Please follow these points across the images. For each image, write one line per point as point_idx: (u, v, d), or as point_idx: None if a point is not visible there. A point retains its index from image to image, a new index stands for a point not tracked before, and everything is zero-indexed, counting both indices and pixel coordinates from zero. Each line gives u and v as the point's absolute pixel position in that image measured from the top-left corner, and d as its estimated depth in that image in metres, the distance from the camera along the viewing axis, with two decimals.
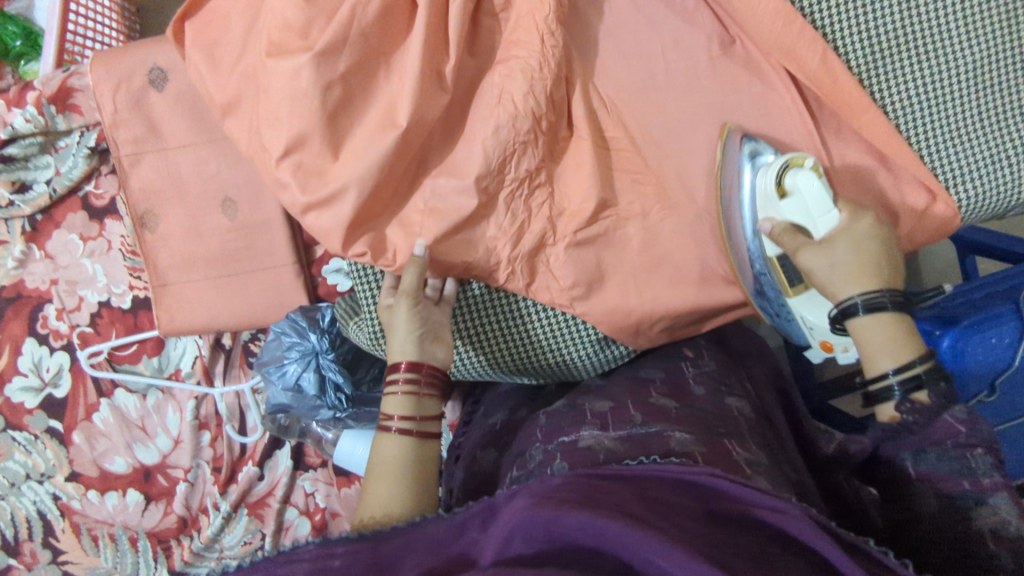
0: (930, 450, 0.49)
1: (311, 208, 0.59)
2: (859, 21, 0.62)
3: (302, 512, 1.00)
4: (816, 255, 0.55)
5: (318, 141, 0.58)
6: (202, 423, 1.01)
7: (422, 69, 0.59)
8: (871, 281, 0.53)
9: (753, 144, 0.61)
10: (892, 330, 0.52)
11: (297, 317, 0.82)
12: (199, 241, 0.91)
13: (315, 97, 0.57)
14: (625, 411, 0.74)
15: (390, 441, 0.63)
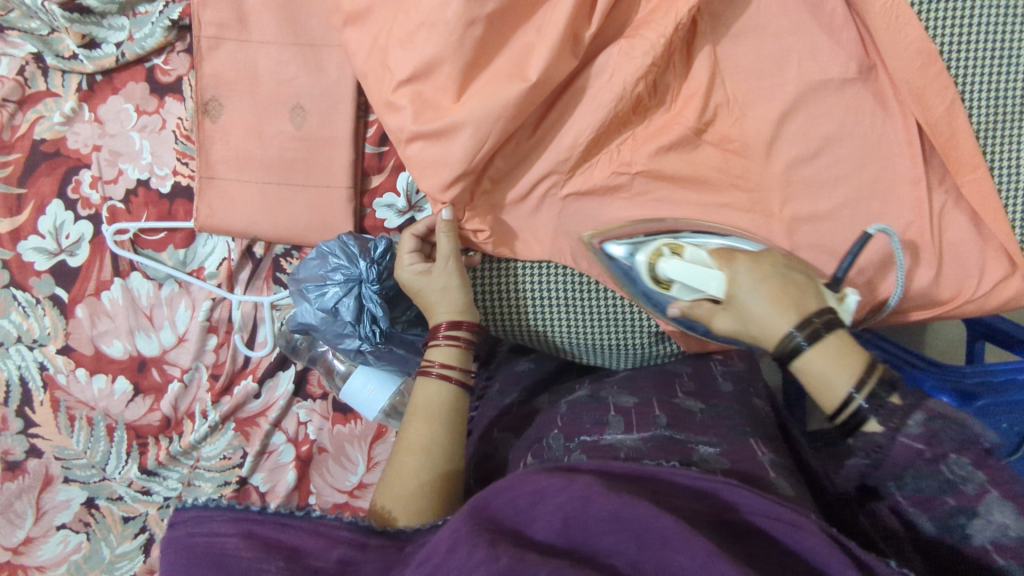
0: (909, 479, 0.54)
1: (419, 138, 0.57)
2: (992, 80, 0.64)
3: (289, 439, 0.99)
4: (729, 319, 0.58)
5: (446, 75, 0.56)
6: (212, 326, 0.97)
7: (566, 31, 0.56)
8: (786, 312, 0.54)
9: (614, 246, 0.64)
10: (830, 356, 0.52)
11: (349, 240, 0.79)
12: (259, 143, 0.88)
13: (457, 29, 0.54)
14: (649, 410, 0.72)
15: (431, 385, 0.65)
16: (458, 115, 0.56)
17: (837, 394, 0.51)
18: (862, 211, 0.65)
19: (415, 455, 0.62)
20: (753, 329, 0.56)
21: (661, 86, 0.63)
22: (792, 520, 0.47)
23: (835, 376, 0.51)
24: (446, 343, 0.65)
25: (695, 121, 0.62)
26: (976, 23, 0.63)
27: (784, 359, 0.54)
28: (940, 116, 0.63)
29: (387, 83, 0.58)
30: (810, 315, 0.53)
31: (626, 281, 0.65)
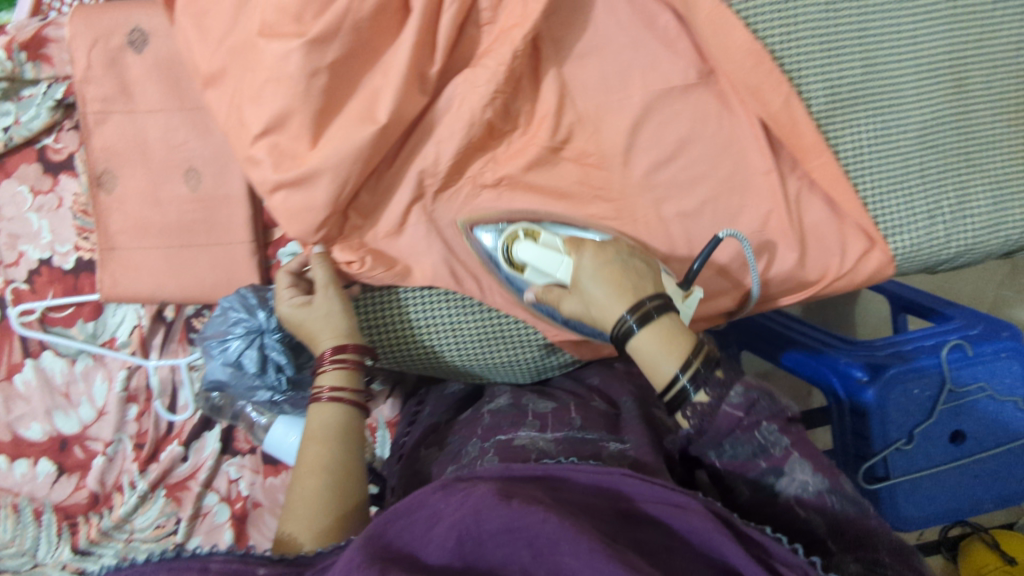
0: (726, 443, 0.54)
1: (281, 187, 0.60)
2: (824, 69, 0.65)
3: (222, 498, 0.99)
4: (574, 302, 0.62)
5: (298, 125, 0.59)
6: (130, 396, 0.97)
7: (409, 70, 0.59)
8: (631, 298, 0.59)
9: (478, 232, 0.66)
10: (664, 336, 0.57)
11: (246, 293, 0.81)
12: (157, 209, 0.90)
13: (300, 81, 0.57)
14: (565, 414, 0.73)
15: (321, 408, 0.67)
16: (315, 161, 0.59)
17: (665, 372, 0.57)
18: (722, 206, 0.68)
19: (316, 476, 0.63)
20: (593, 312, 0.61)
21: (514, 110, 0.65)
22: (680, 502, 0.49)
23: (664, 357, 0.57)
24: (334, 367, 0.67)
25: (548, 140, 0.66)
26: (800, 19, 0.64)
27: (620, 339, 0.59)
28: (783, 108, 0.65)
29: (245, 138, 0.61)
30: (642, 300, 0.58)
31: (485, 267, 0.67)
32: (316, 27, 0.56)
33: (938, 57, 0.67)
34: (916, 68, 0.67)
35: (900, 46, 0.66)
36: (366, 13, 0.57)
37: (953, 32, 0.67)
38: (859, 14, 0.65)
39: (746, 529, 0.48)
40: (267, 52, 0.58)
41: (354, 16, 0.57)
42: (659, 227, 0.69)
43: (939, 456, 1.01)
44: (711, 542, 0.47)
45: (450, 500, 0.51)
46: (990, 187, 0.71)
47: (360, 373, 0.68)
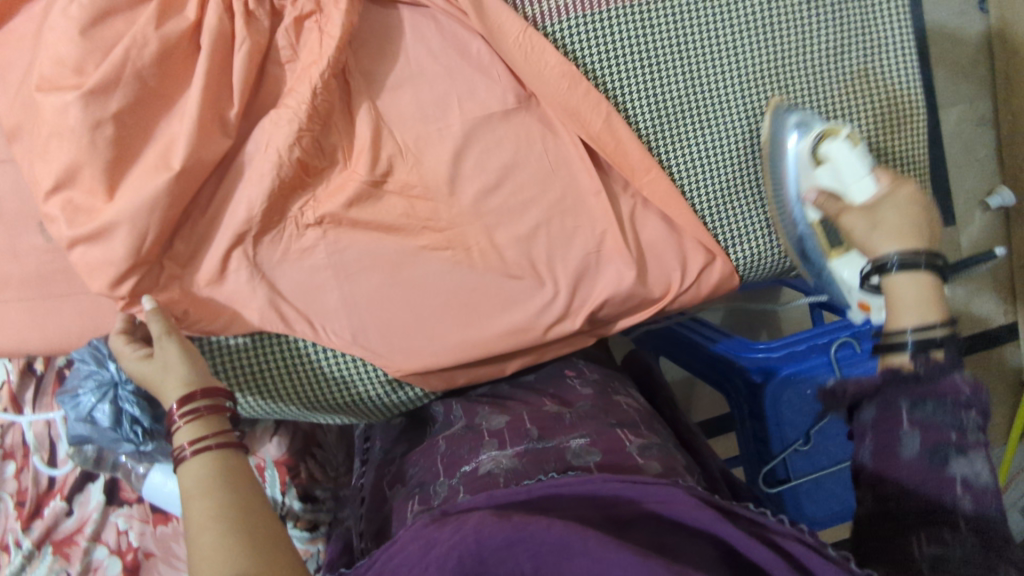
0: (949, 448, 0.54)
1: (80, 241, 0.60)
2: (646, 86, 0.69)
3: (112, 551, 0.95)
4: (859, 217, 0.66)
5: (91, 177, 0.59)
6: (7, 453, 0.95)
7: (202, 116, 0.61)
8: (911, 242, 0.63)
9: (800, 116, 0.71)
10: (921, 290, 0.62)
11: (98, 343, 0.78)
12: (14, 261, 0.87)
13: (84, 133, 0.58)
14: (520, 423, 0.75)
15: (190, 468, 0.57)
16: (111, 214, 0.59)
17: (881, 251, 0.64)
18: (557, 227, 0.68)
19: (213, 529, 0.52)
20: (875, 233, 0.65)
21: (327, 147, 0.65)
22: (666, 496, 0.52)
23: (905, 311, 0.62)
24: (187, 422, 0.58)
25: (366, 175, 0.65)
26: (612, 39, 0.68)
27: (876, 273, 0.64)
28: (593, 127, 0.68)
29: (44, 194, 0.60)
30: (918, 251, 0.62)
31: (777, 173, 0.72)
32: (99, 82, 0.58)
33: (754, 68, 0.71)
34: (733, 78, 0.71)
35: (715, 59, 0.70)
36: (147, 60, 0.60)
37: (768, 42, 0.71)
38: (672, 31, 0.69)
39: (734, 509, 0.52)
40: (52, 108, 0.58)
41: (137, 67, 0.60)
42: (493, 253, 0.68)
43: (827, 459, 1.01)
44: (709, 526, 0.50)
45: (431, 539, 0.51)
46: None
47: (225, 415, 0.60)
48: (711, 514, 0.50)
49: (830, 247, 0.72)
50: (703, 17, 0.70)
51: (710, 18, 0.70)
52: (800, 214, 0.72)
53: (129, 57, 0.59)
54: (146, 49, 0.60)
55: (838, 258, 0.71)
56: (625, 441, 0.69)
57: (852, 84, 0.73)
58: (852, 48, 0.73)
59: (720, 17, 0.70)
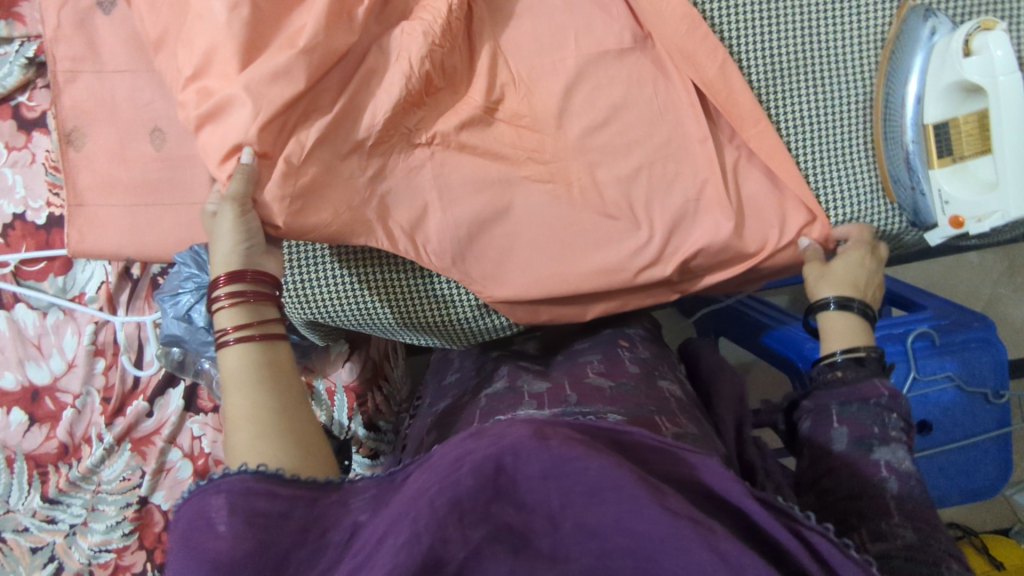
0: (853, 402, 0.65)
1: (203, 122, 0.60)
2: (762, 40, 0.69)
3: (185, 455, 1.01)
4: (824, 289, 0.70)
5: (225, 64, 0.60)
6: (98, 350, 1.00)
7: (335, 13, 0.62)
8: (846, 290, 0.69)
9: (934, 19, 0.65)
10: (849, 325, 0.69)
11: (199, 248, 0.82)
12: (123, 167, 0.92)
13: (224, 19, 0.60)
14: (561, 391, 0.75)
15: (231, 353, 0.59)
16: None
17: (820, 293, 0.70)
18: (659, 172, 0.69)
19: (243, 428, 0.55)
20: (827, 282, 0.70)
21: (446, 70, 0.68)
22: (698, 459, 0.45)
23: (827, 285, 0.70)
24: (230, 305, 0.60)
25: (481, 101, 0.69)
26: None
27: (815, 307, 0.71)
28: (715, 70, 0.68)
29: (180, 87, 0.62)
30: (852, 297, 0.69)
31: (903, 72, 0.67)
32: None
33: (878, 26, 0.69)
34: (853, 37, 0.69)
35: (835, 14, 0.69)
36: None
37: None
38: None
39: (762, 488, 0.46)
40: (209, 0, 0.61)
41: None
42: (594, 190, 0.70)
43: None
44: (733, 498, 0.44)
45: (451, 453, 0.44)
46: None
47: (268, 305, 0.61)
48: (741, 489, 0.43)
49: (935, 155, 0.66)
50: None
51: None
52: (913, 113, 0.66)
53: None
54: None
55: (941, 168, 0.65)
56: (659, 426, 0.66)
57: None
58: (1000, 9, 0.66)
59: None
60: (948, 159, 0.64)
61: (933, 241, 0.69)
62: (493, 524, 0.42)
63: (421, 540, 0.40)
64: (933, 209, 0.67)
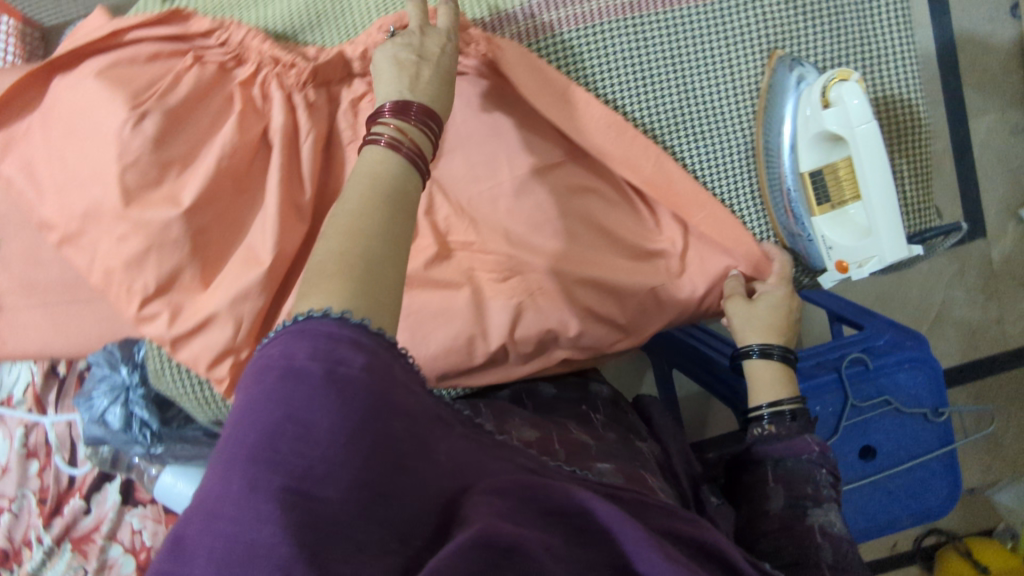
0: (789, 458, 0.66)
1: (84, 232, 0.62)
2: (640, 97, 0.68)
3: (127, 550, 0.97)
4: (745, 315, 0.68)
5: (101, 184, 0.60)
6: (30, 452, 0.99)
7: (206, 125, 0.63)
8: (771, 336, 0.69)
9: (801, 69, 0.65)
10: (775, 375, 0.70)
11: (112, 347, 0.82)
12: (37, 268, 0.91)
13: (89, 134, 0.60)
14: (550, 443, 0.65)
15: None
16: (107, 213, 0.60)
17: (746, 340, 0.70)
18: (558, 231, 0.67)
19: None
20: (755, 323, 0.68)
21: (333, 168, 0.68)
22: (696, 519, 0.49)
23: (752, 330, 0.69)
24: None
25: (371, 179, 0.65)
26: (603, 46, 0.66)
27: (740, 356, 0.71)
28: (609, 139, 0.66)
29: (60, 209, 0.62)
30: (774, 344, 0.70)
31: (776, 121, 0.67)
32: (122, 92, 0.60)
33: (752, 76, 0.67)
34: (730, 89, 0.67)
35: (708, 70, 0.67)
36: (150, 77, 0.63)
37: (765, 49, 0.67)
38: (662, 42, 0.66)
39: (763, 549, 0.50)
40: (80, 123, 0.61)
41: (165, 90, 0.62)
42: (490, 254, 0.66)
43: None
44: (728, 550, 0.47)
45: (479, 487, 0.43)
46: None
47: None
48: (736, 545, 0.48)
49: (815, 202, 0.65)
50: (694, 24, 0.66)
51: (704, 25, 0.66)
52: (790, 162, 0.66)
53: (160, 79, 0.63)
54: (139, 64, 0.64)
55: (822, 215, 0.65)
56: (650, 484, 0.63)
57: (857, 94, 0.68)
58: (857, 51, 0.67)
59: (712, 24, 0.66)
60: (827, 207, 0.64)
61: (824, 284, 0.70)
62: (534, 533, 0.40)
63: (474, 526, 0.37)
64: (821, 254, 0.68)
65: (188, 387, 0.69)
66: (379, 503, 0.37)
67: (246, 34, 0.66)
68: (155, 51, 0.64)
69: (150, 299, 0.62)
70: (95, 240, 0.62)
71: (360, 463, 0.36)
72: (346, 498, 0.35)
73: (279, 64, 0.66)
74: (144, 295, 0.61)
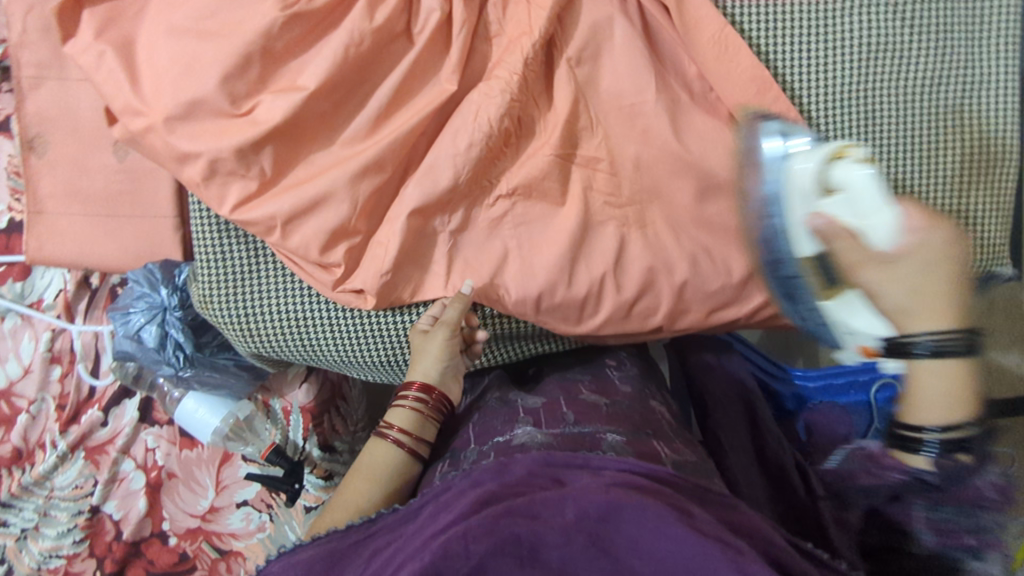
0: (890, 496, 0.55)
1: (169, 126, 0.58)
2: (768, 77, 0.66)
3: (138, 465, 0.99)
4: (880, 274, 0.50)
5: (195, 81, 0.57)
6: (54, 356, 0.99)
7: (319, 20, 0.59)
8: (945, 320, 0.49)
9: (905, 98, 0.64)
10: (953, 382, 0.49)
11: (154, 268, 0.84)
12: (86, 177, 0.91)
13: (183, 33, 0.57)
14: (557, 408, 0.69)
15: (384, 445, 0.66)
16: (202, 108, 0.57)
17: (909, 328, 0.50)
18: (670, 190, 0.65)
19: (370, 479, 0.64)
20: (896, 301, 0.50)
21: (472, 66, 0.63)
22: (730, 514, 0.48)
23: (920, 312, 0.49)
24: (411, 404, 0.67)
25: (499, 105, 0.61)
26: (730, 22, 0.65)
27: (900, 352, 0.51)
28: (746, 96, 0.63)
29: (167, 99, 0.57)
30: (954, 332, 0.48)
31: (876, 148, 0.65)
32: None
33: (860, 81, 0.66)
34: (830, 91, 0.66)
35: (811, 67, 0.66)
36: None
37: (877, 55, 0.66)
38: (767, 35, 0.66)
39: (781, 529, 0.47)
40: (222, 9, 0.57)
41: None
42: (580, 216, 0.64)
43: None
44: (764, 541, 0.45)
45: (452, 491, 0.52)
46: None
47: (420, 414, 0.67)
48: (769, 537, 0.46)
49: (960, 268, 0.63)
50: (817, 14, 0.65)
51: (812, 23, 0.65)
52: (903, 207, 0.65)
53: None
54: None
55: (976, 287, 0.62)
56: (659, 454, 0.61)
57: (951, 120, 0.68)
58: (956, 76, 0.67)
59: (821, 24, 0.65)
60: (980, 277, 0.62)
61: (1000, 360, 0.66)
62: (499, 537, 0.41)
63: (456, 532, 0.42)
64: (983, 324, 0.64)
65: (240, 308, 0.67)
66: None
67: None
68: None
69: (268, 186, 0.61)
70: (184, 142, 0.58)
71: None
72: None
73: None
74: (262, 179, 0.60)
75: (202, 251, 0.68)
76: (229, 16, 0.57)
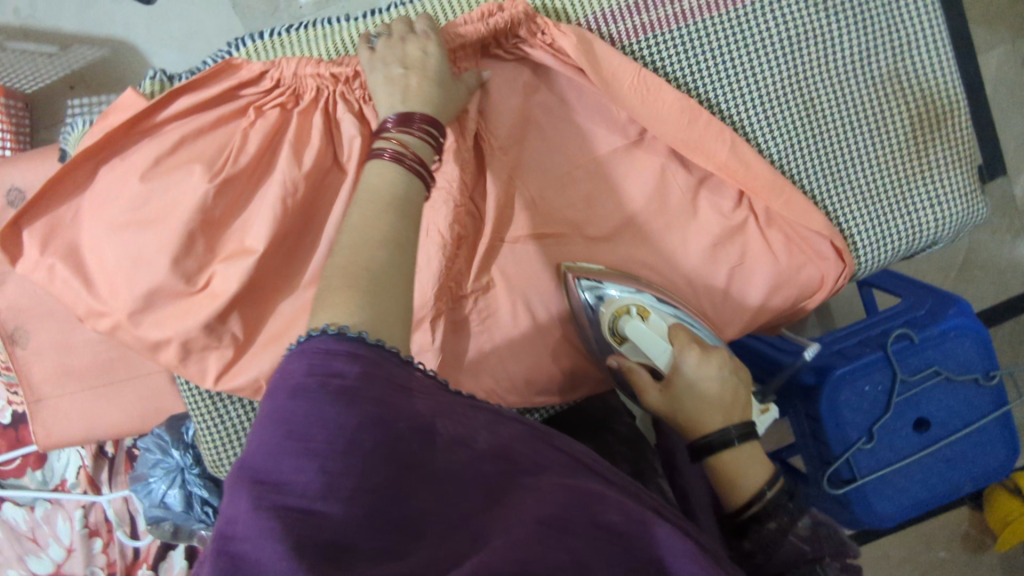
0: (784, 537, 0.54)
1: (135, 320, 0.58)
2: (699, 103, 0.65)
3: None
4: (661, 399, 0.61)
5: (146, 272, 0.57)
6: (92, 531, 0.99)
7: (250, 178, 0.59)
8: (718, 419, 0.59)
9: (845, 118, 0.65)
10: (747, 460, 0.58)
11: (160, 434, 0.89)
12: (72, 355, 0.91)
13: (123, 229, 0.58)
14: None
15: (377, 170, 0.47)
16: (160, 297, 0.58)
17: (704, 429, 0.59)
18: None
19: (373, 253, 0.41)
20: (681, 416, 0.60)
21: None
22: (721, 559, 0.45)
23: (700, 420, 0.59)
24: (403, 132, 0.50)
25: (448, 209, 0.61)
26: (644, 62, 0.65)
27: (699, 452, 0.59)
28: (681, 128, 0.63)
29: (124, 296, 0.57)
30: (735, 422, 0.59)
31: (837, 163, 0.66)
32: (199, 162, 0.58)
33: (788, 80, 0.66)
34: (761, 97, 0.66)
35: (735, 81, 0.65)
36: (193, 143, 0.59)
37: (798, 50, 0.65)
38: (684, 61, 0.64)
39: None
40: (151, 196, 0.57)
41: (235, 151, 0.58)
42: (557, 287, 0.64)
43: (890, 456, 0.93)
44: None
45: None
46: (881, 195, 0.68)
47: (419, 138, 0.50)
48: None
49: None
50: (728, 31, 0.64)
51: (722, 39, 0.64)
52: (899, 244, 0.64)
53: (231, 140, 0.59)
54: (180, 130, 0.59)
55: None
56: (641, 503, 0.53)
57: (886, 89, 0.67)
58: (883, 44, 0.66)
59: (732, 36, 0.64)
60: None
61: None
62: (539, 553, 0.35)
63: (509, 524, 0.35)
64: None
65: None
66: (410, 532, 0.32)
67: (298, 65, 0.59)
68: (213, 114, 0.60)
69: (244, 349, 0.61)
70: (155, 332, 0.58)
71: (364, 469, 0.33)
72: (360, 520, 0.31)
73: (339, 82, 0.59)
74: (237, 345, 0.60)
75: (199, 421, 0.67)
76: (162, 201, 0.57)
